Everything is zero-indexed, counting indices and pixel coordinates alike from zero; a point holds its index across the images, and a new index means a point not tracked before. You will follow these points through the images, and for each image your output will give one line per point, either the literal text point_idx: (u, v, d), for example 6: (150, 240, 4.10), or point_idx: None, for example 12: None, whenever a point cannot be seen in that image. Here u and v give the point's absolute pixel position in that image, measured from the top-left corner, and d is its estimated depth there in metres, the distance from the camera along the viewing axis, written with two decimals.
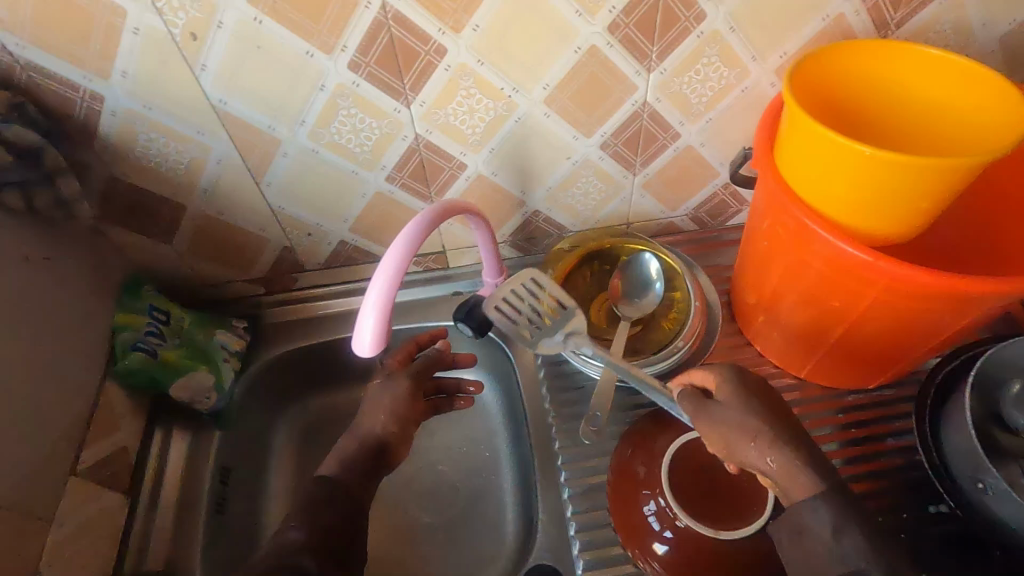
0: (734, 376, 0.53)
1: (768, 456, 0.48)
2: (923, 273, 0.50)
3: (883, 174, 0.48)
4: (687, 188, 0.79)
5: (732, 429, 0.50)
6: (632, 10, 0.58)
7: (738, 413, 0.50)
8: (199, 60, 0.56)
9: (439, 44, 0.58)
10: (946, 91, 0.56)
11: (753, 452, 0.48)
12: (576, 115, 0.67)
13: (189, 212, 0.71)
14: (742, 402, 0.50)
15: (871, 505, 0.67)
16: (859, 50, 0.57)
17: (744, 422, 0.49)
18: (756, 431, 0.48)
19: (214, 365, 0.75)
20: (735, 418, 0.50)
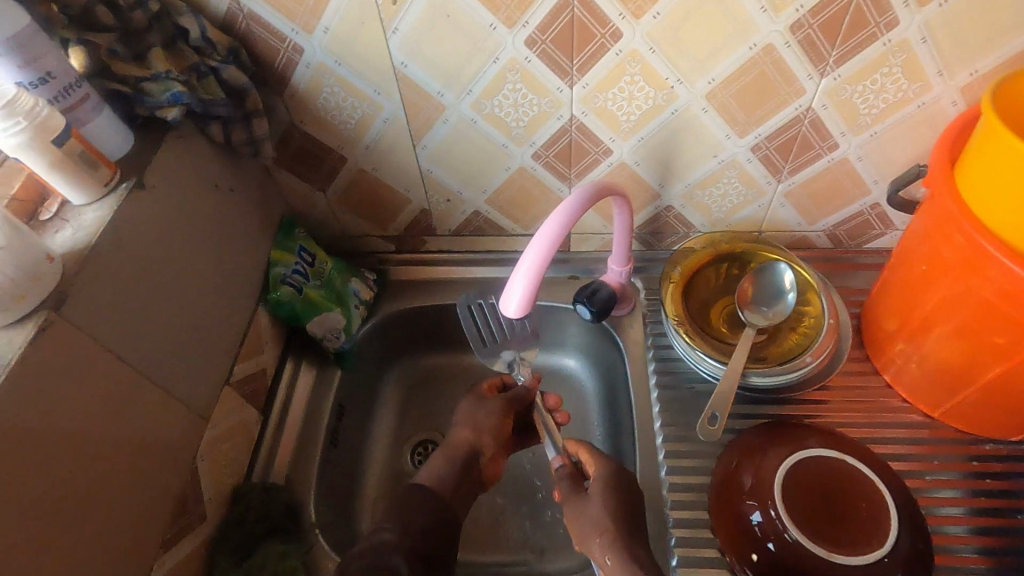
0: (610, 473, 0.62)
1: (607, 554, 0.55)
2: None
3: None
4: (833, 203, 0.76)
5: (584, 524, 0.59)
6: (820, 10, 0.57)
7: (601, 512, 0.58)
8: (392, 23, 0.60)
9: (617, 28, 0.59)
10: None
11: (596, 547, 0.57)
12: (734, 113, 0.66)
13: (348, 164, 0.76)
14: (604, 502, 0.59)
15: (1002, 563, 0.62)
16: None
17: (597, 519, 0.58)
18: (605, 529, 0.57)
19: (346, 310, 0.80)
20: (594, 514, 0.59)
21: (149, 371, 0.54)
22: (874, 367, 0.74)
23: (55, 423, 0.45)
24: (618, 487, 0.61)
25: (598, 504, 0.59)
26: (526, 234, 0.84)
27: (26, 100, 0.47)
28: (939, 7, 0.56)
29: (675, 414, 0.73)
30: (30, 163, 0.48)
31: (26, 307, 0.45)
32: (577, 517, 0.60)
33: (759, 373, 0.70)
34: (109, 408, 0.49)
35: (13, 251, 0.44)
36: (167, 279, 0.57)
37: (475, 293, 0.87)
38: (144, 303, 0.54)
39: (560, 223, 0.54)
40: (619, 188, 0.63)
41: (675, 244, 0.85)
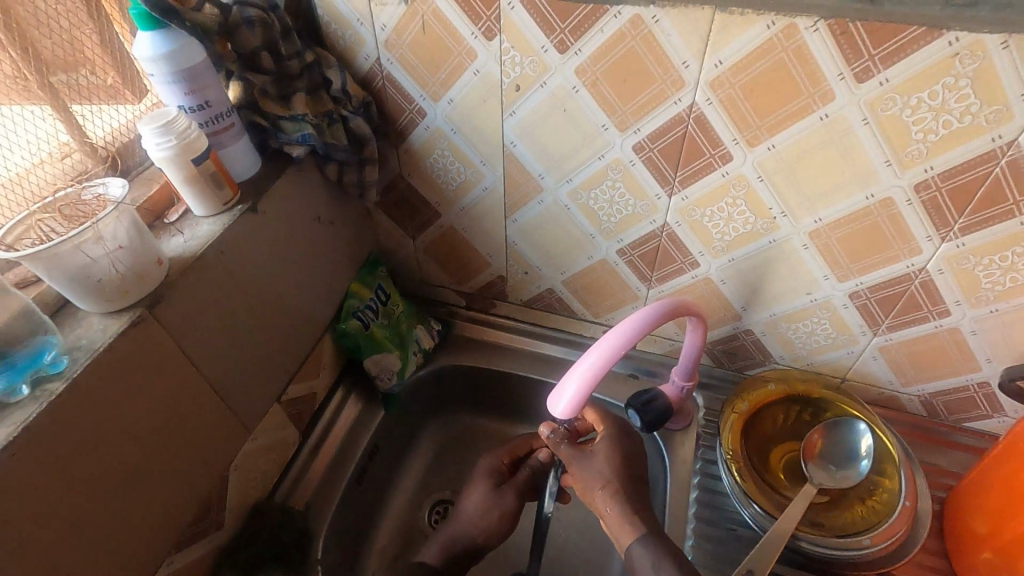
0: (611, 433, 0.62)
1: (608, 505, 0.57)
2: None
3: None
4: (933, 370, 0.69)
5: (584, 477, 0.59)
6: (953, 175, 0.53)
7: (603, 464, 0.59)
8: (512, 107, 0.64)
9: (728, 152, 0.59)
10: None
11: (598, 498, 0.58)
12: (837, 256, 0.63)
13: (441, 220, 0.80)
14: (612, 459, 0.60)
15: None
16: None
17: (603, 473, 0.59)
18: (609, 483, 0.58)
19: (405, 354, 0.82)
20: (600, 468, 0.59)
21: (212, 376, 0.57)
22: (954, 569, 0.64)
23: (117, 412, 0.48)
24: (613, 435, 0.62)
25: (578, 461, 0.60)
26: (595, 321, 0.83)
27: (181, 123, 0.53)
28: None
29: (713, 556, 0.66)
30: (169, 174, 0.54)
31: (126, 301, 0.49)
32: (578, 470, 0.60)
33: (813, 540, 0.63)
34: (166, 407, 0.52)
35: (133, 250, 0.49)
36: (250, 293, 0.61)
37: (530, 366, 0.86)
38: (223, 312, 0.58)
39: (621, 337, 0.55)
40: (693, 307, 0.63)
41: (748, 368, 0.80)
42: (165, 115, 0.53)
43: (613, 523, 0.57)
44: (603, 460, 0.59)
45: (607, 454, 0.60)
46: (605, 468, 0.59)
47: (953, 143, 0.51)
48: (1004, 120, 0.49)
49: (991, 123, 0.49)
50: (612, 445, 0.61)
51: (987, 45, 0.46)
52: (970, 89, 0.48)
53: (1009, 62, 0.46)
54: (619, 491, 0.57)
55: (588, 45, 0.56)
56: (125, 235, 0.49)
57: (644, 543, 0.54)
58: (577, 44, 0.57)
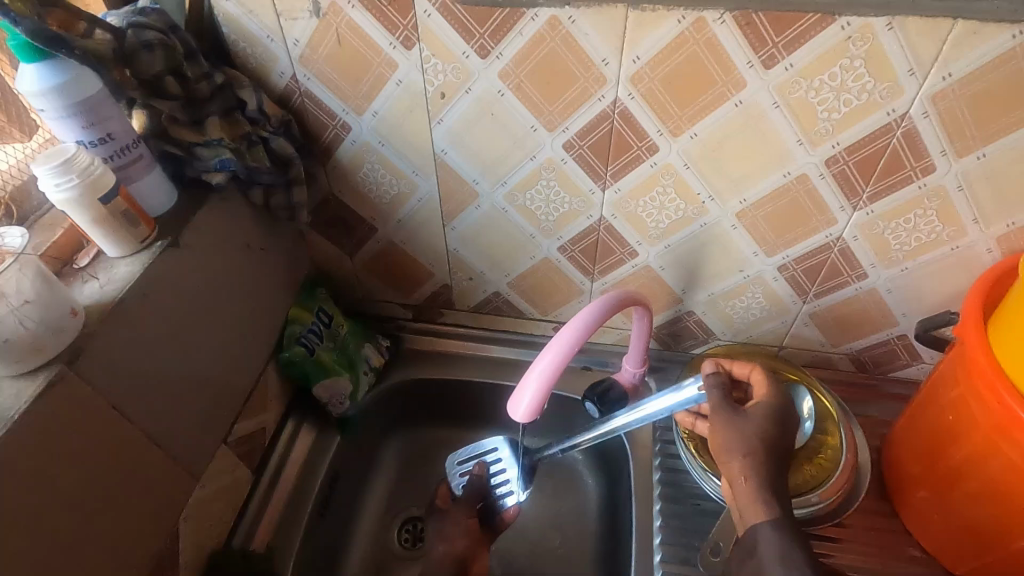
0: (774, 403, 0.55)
1: (747, 473, 0.50)
2: None
3: None
4: (858, 329, 0.74)
5: (724, 435, 0.52)
6: (857, 149, 0.57)
7: (749, 426, 0.52)
8: (439, 115, 0.63)
9: (654, 143, 0.61)
10: None
11: (736, 463, 0.51)
12: (763, 233, 0.66)
13: (379, 234, 0.78)
14: (764, 426, 0.52)
15: None
16: None
17: (747, 438, 0.51)
18: (753, 450, 0.51)
19: (355, 375, 0.80)
20: (746, 429, 0.52)
21: (149, 426, 0.53)
22: (895, 510, 0.70)
23: (45, 482, 0.44)
24: (771, 408, 0.54)
25: (727, 415, 0.53)
26: (544, 319, 0.84)
27: (82, 160, 0.50)
28: (978, 160, 0.56)
29: (682, 531, 0.69)
30: (74, 216, 0.50)
31: (41, 359, 0.45)
32: (722, 427, 0.53)
33: None
34: (100, 468, 0.48)
35: (42, 304, 0.45)
36: (181, 333, 0.57)
37: (485, 371, 0.85)
38: (153, 357, 0.54)
39: (553, 361, 0.55)
40: (627, 292, 0.62)
41: (694, 347, 0.83)
42: (64, 152, 0.50)
43: (742, 495, 0.50)
44: (756, 424, 0.52)
45: (759, 422, 0.53)
46: (759, 429, 0.52)
47: (855, 119, 0.55)
48: (896, 95, 0.53)
49: (885, 99, 0.53)
50: (765, 411, 0.54)
51: (875, 27, 0.49)
52: (864, 69, 0.52)
53: (895, 41, 0.50)
54: (763, 458, 0.51)
55: (509, 49, 0.57)
56: (31, 289, 0.45)
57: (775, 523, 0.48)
58: (498, 48, 0.57)
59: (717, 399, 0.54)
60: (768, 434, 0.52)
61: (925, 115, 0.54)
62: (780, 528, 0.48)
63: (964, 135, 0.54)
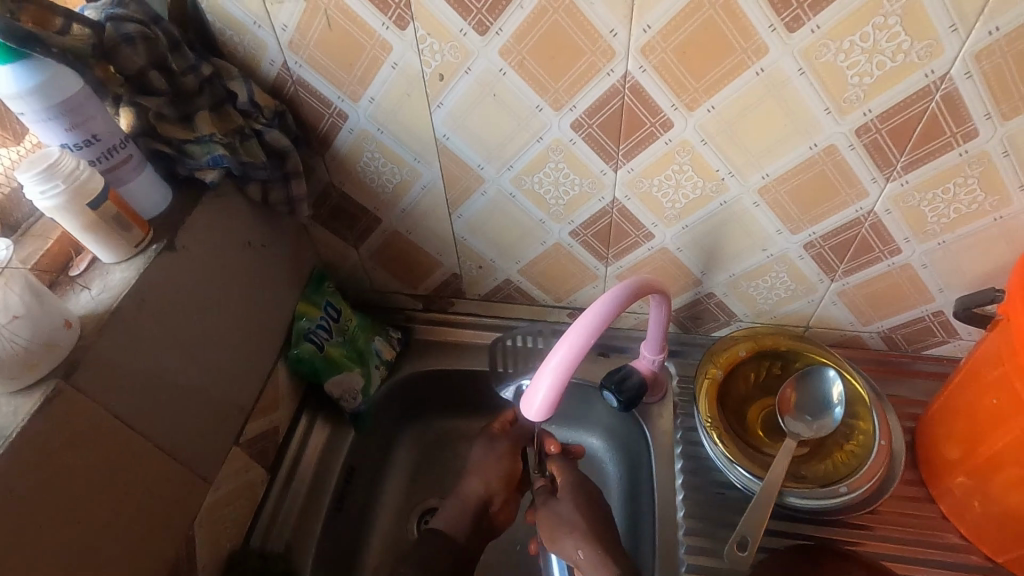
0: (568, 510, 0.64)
1: (582, 549, 0.61)
2: None
3: None
4: (890, 307, 0.70)
5: (553, 524, 0.63)
6: (891, 116, 0.53)
7: (569, 509, 0.64)
8: (438, 98, 0.60)
9: (668, 118, 0.57)
10: None
11: (569, 544, 0.62)
12: (788, 210, 0.62)
13: (383, 224, 0.75)
14: (576, 505, 0.64)
15: None
16: None
17: (570, 519, 0.63)
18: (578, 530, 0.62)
19: (366, 369, 0.78)
20: (567, 515, 0.63)
21: (155, 434, 0.52)
22: (931, 495, 0.66)
23: (49, 498, 0.43)
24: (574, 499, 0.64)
25: (549, 507, 0.64)
26: (557, 305, 0.81)
27: (67, 164, 0.48)
28: None
29: (706, 521, 0.67)
30: (63, 223, 0.49)
31: (36, 374, 0.44)
32: (546, 515, 0.64)
33: (798, 494, 0.64)
34: (107, 478, 0.48)
35: (32, 318, 0.44)
36: (184, 337, 0.56)
37: (498, 360, 0.83)
38: (154, 363, 0.52)
39: (567, 357, 0.52)
40: (643, 279, 0.59)
41: (715, 330, 0.80)
42: (48, 157, 0.48)
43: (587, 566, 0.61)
44: (568, 504, 0.64)
45: (573, 501, 0.64)
46: (569, 509, 0.63)
47: (888, 83, 0.51)
48: (935, 55, 0.48)
49: (923, 59, 0.49)
50: (573, 488, 0.65)
51: None
52: (899, 27, 0.47)
53: None
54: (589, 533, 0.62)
55: (508, 24, 0.53)
56: (20, 303, 0.44)
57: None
58: (497, 24, 0.53)
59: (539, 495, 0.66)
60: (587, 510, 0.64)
61: (968, 75, 0.49)
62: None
63: (1011, 95, 0.49)
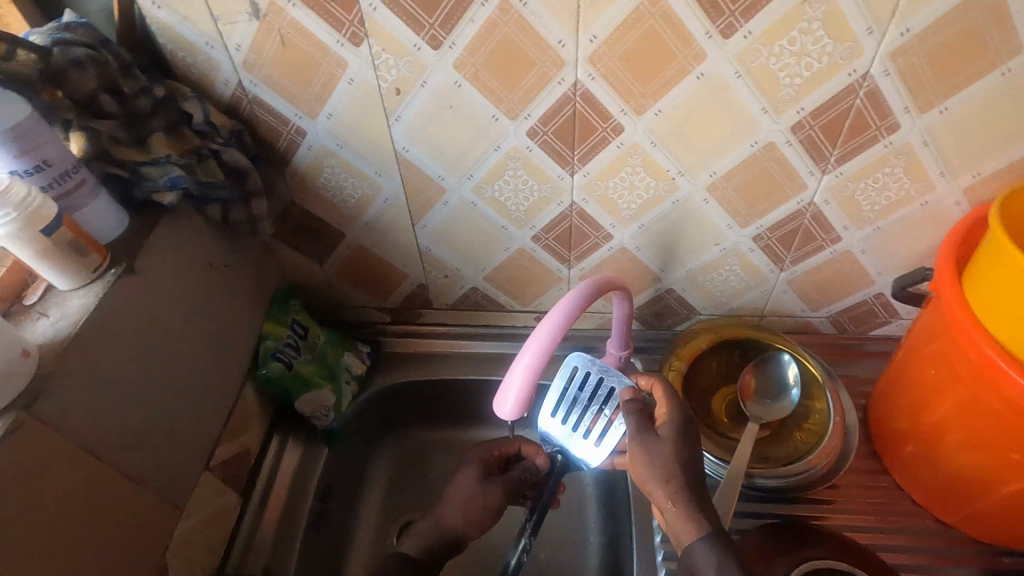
0: (683, 433, 0.56)
1: (673, 500, 0.52)
2: None
3: None
4: (836, 292, 0.75)
5: (644, 464, 0.54)
6: (821, 112, 0.57)
7: (668, 451, 0.54)
8: (396, 112, 0.61)
9: (618, 123, 0.60)
10: None
11: (659, 491, 0.53)
12: (736, 205, 0.66)
13: (347, 239, 0.76)
14: (676, 448, 0.54)
15: None
16: None
17: (665, 462, 0.53)
18: (673, 474, 0.53)
19: (337, 385, 0.78)
20: (663, 455, 0.54)
21: (123, 463, 0.51)
22: (884, 466, 0.70)
23: (13, 534, 0.42)
24: (675, 428, 0.56)
25: (643, 439, 0.55)
26: (524, 310, 0.83)
27: (18, 191, 0.47)
28: (941, 114, 0.56)
29: None
30: (16, 252, 0.48)
31: None
32: (640, 452, 0.55)
33: (764, 474, 0.67)
34: (74, 510, 0.46)
35: None
36: (148, 361, 0.55)
37: (469, 368, 0.84)
38: (116, 390, 0.51)
39: (536, 357, 0.54)
40: (604, 277, 0.61)
41: (677, 325, 0.83)
42: None
43: (674, 519, 0.52)
44: (668, 447, 0.54)
45: (674, 444, 0.55)
46: (671, 453, 0.54)
47: (817, 82, 0.55)
48: (856, 55, 0.52)
49: (846, 60, 0.53)
50: (676, 430, 0.56)
51: None
52: (822, 31, 0.51)
53: None
54: (684, 485, 0.52)
55: (461, 38, 0.55)
56: None
57: (710, 541, 0.50)
58: (450, 38, 0.55)
59: (637, 421, 0.57)
60: (688, 457, 0.54)
61: (886, 73, 0.53)
62: (716, 544, 0.50)
63: (925, 90, 0.54)
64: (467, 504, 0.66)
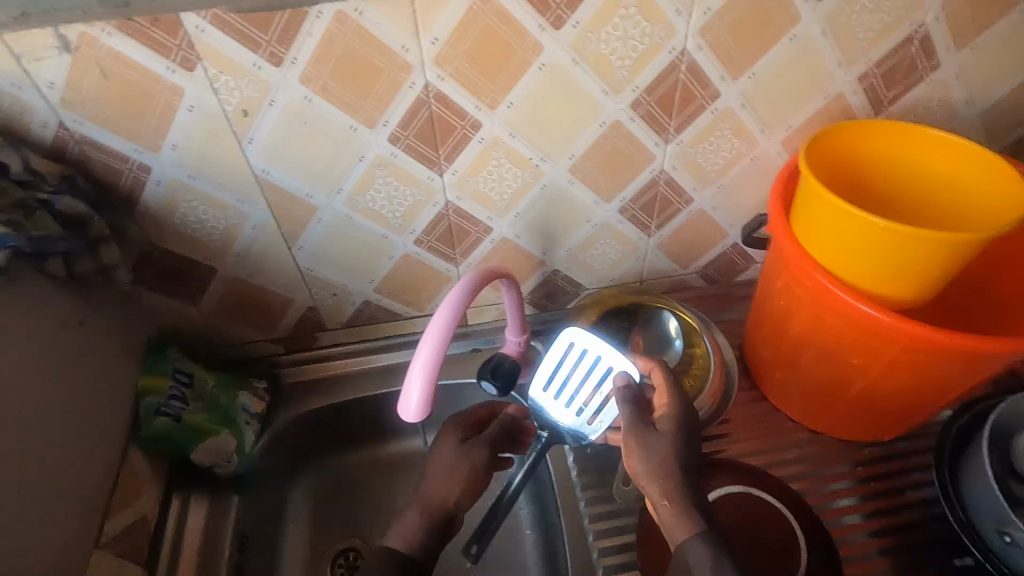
0: (683, 429, 0.57)
1: (669, 498, 0.53)
2: (942, 334, 0.53)
3: (890, 242, 0.53)
4: (699, 248, 0.83)
5: (640, 460, 0.55)
6: (653, 89, 0.63)
7: (666, 448, 0.55)
8: (247, 134, 0.59)
9: (475, 119, 0.62)
10: (948, 163, 0.63)
11: (654, 488, 0.53)
12: (598, 182, 0.71)
13: (220, 274, 0.72)
14: (673, 443, 0.55)
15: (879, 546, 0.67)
16: (872, 130, 0.64)
17: (660, 459, 0.54)
18: (670, 471, 0.53)
19: (236, 428, 0.73)
20: (659, 452, 0.55)
21: None
22: (762, 393, 0.79)
23: None
24: (672, 424, 0.57)
25: (640, 435, 0.56)
26: (421, 314, 0.83)
27: None
28: (750, 79, 0.64)
29: (595, 474, 0.74)
30: None
31: None
32: (636, 447, 0.56)
33: None
34: None
35: None
36: None
37: (376, 382, 0.83)
38: None
39: (431, 354, 0.54)
40: (488, 266, 0.63)
41: (568, 303, 0.87)
42: None
43: (667, 517, 0.53)
44: (667, 441, 0.55)
45: (672, 439, 0.56)
46: (667, 448, 0.55)
47: (644, 62, 0.60)
48: (671, 34, 0.59)
49: (663, 40, 0.59)
50: (676, 422, 0.57)
51: None
52: (639, 15, 0.57)
53: None
54: (678, 483, 0.53)
55: (302, 52, 0.54)
56: None
57: (703, 538, 0.51)
58: (290, 53, 0.54)
59: (633, 419, 0.58)
60: (683, 454, 0.55)
61: (699, 48, 0.60)
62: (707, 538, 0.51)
63: (733, 59, 0.62)
64: (451, 479, 0.63)
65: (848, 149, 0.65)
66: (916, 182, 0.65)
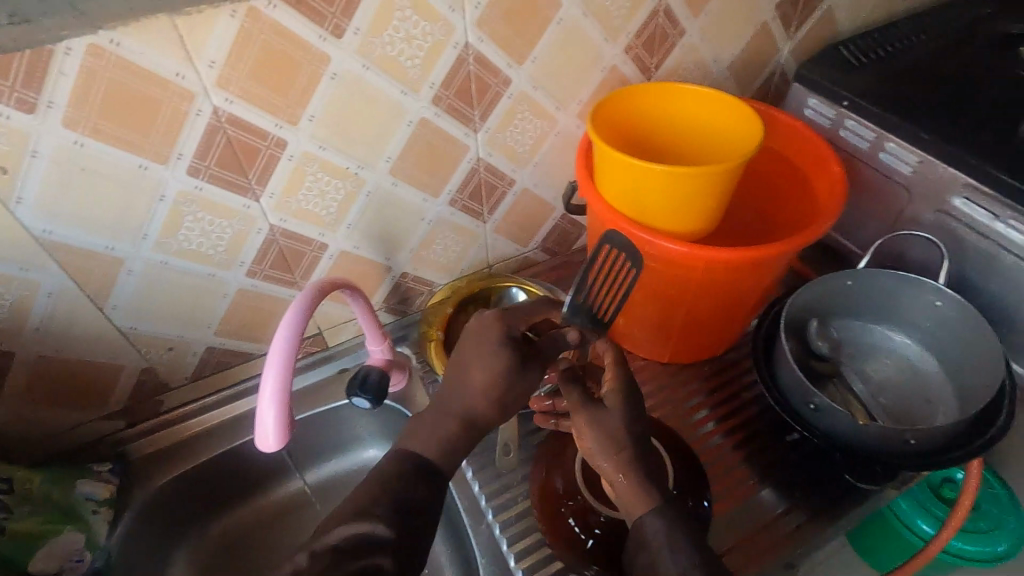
0: (630, 399, 0.56)
1: (622, 473, 0.52)
2: (728, 250, 0.63)
3: (670, 182, 0.62)
4: (534, 225, 0.89)
5: (593, 439, 0.53)
6: (448, 84, 0.66)
7: (615, 422, 0.54)
8: (12, 194, 0.53)
9: (279, 137, 0.61)
10: (703, 111, 0.74)
11: (605, 465, 0.53)
12: (422, 179, 0.73)
13: (21, 356, 0.63)
14: (626, 417, 0.54)
15: (726, 444, 0.77)
16: (641, 92, 0.73)
17: (614, 434, 0.53)
18: (623, 446, 0.53)
19: (82, 521, 0.65)
20: (610, 427, 0.53)
21: None
22: None
23: None
24: (620, 391, 0.55)
25: (591, 414, 0.54)
26: None
27: None
28: (533, 63, 0.70)
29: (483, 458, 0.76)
30: None
31: None
32: (589, 427, 0.54)
33: None
34: None
35: None
36: None
37: (240, 430, 0.78)
38: None
39: (278, 377, 0.54)
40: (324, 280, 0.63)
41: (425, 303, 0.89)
42: None
43: (624, 494, 0.52)
44: (619, 415, 0.54)
45: (622, 408, 0.55)
46: (623, 420, 0.54)
47: (434, 59, 0.64)
48: (451, 31, 0.63)
49: (445, 36, 0.63)
50: (620, 396, 0.55)
51: None
52: (415, 16, 0.60)
53: None
54: (632, 457, 0.52)
55: (58, 94, 0.50)
56: None
57: (660, 512, 0.51)
58: (44, 97, 0.49)
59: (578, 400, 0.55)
60: (630, 424, 0.54)
61: (480, 40, 0.65)
62: (661, 510, 0.51)
63: (514, 47, 0.68)
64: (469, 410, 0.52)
65: (625, 112, 0.73)
66: (685, 132, 0.76)
